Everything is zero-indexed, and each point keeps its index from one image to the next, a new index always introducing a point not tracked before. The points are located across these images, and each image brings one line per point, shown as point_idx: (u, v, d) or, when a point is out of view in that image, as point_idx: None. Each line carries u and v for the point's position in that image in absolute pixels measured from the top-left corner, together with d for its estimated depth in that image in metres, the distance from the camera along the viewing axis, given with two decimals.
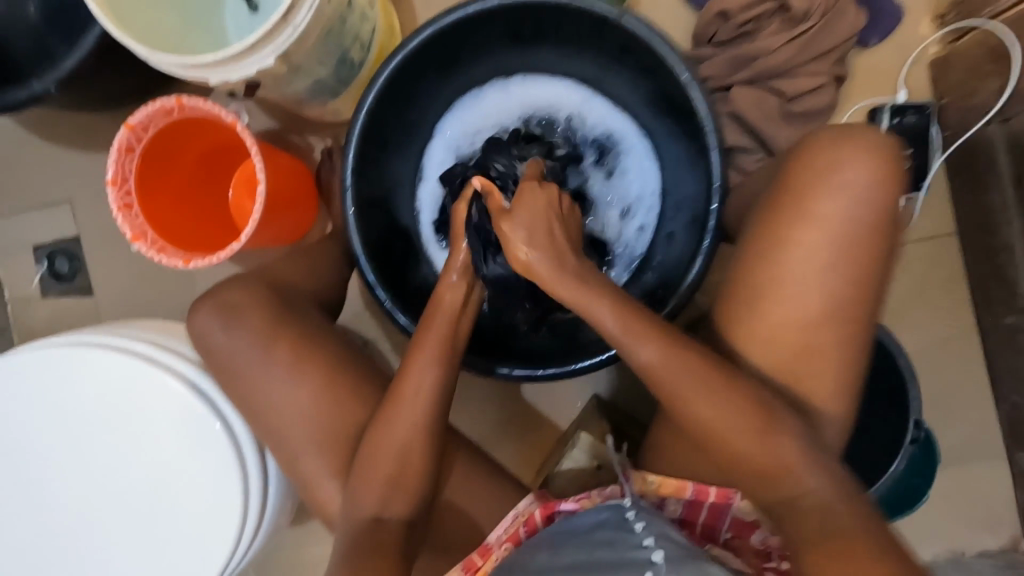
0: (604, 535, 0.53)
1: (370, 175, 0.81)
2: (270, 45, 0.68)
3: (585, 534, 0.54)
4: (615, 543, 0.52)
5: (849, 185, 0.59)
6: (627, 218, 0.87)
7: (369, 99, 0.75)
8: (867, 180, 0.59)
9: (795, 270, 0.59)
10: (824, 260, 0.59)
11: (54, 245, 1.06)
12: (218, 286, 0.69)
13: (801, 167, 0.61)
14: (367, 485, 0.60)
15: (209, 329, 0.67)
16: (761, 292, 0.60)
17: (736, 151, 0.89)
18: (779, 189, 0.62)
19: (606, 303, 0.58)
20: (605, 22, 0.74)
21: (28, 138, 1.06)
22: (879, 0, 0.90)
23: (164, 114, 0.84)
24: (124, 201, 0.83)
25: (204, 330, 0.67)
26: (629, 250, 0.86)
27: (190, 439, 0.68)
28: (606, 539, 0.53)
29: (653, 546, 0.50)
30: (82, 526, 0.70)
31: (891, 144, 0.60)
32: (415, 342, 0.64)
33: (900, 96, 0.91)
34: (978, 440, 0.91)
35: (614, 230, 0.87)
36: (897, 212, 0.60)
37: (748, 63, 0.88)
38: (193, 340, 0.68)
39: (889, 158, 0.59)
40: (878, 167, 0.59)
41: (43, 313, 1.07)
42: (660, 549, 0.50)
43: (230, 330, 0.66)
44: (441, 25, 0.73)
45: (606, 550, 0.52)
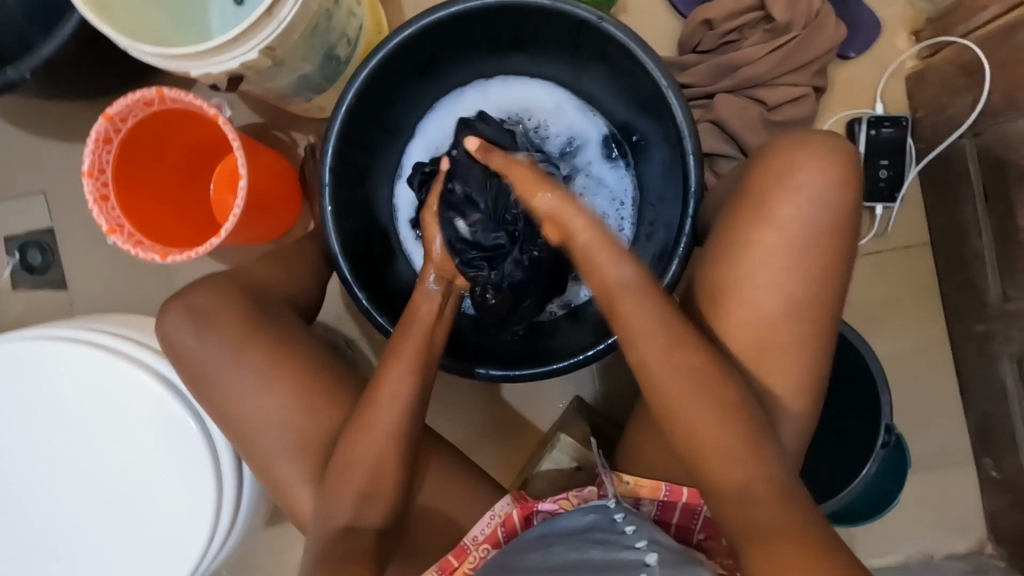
0: (596, 536, 0.54)
1: (351, 173, 0.80)
2: (254, 39, 0.67)
3: (575, 535, 0.55)
4: (608, 544, 0.53)
5: (804, 189, 0.60)
6: None
7: (348, 97, 0.74)
8: (823, 185, 0.60)
9: (762, 274, 0.60)
10: (797, 266, 0.60)
11: (26, 237, 1.04)
12: (189, 287, 0.68)
13: (761, 173, 0.62)
14: (341, 484, 0.59)
15: (180, 334, 0.65)
16: (727, 295, 0.61)
17: (716, 157, 0.90)
18: (740, 195, 0.63)
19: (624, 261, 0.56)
20: (585, 26, 0.74)
21: (2, 126, 1.03)
22: (858, 15, 0.92)
23: (144, 105, 0.82)
24: (101, 193, 0.81)
25: (174, 334, 0.65)
26: None
27: (164, 437, 0.67)
28: (598, 539, 0.54)
29: (646, 549, 0.52)
30: (49, 527, 0.68)
31: (847, 149, 0.62)
32: (392, 351, 0.64)
33: (877, 108, 0.93)
34: (946, 446, 0.94)
35: None
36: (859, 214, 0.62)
37: (730, 71, 0.89)
38: (161, 344, 0.66)
39: (844, 161, 0.61)
40: (834, 172, 0.60)
41: (13, 307, 1.04)
42: (653, 553, 0.52)
43: (202, 334, 0.64)
44: (421, 25, 0.73)
45: (601, 551, 0.53)
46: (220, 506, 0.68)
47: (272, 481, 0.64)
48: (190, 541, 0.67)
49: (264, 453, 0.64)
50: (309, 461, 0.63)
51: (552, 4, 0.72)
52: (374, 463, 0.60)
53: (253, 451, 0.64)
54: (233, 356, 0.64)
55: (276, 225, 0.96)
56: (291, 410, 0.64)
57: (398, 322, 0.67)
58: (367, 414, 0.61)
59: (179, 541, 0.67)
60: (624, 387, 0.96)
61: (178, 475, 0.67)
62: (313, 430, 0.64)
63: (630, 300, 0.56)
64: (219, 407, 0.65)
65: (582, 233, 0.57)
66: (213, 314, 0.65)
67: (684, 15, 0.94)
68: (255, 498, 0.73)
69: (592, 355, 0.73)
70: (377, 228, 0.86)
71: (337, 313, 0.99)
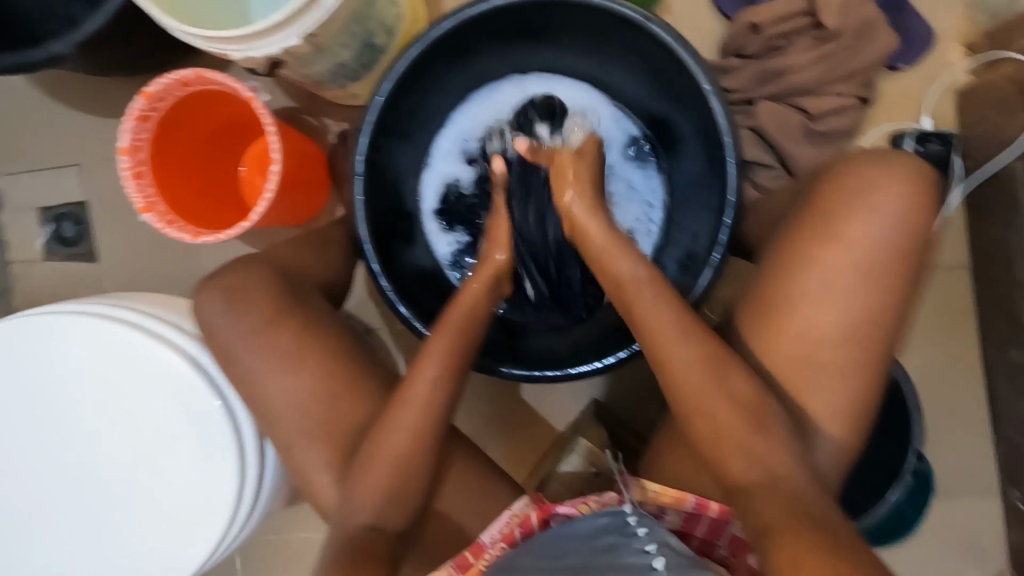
0: (605, 541, 0.53)
1: (382, 163, 0.80)
2: (297, 25, 0.67)
3: (585, 539, 0.54)
4: (618, 548, 0.52)
5: (884, 208, 0.58)
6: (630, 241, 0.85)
7: (385, 88, 0.73)
8: (901, 206, 0.58)
9: (811, 290, 0.58)
10: (839, 284, 0.58)
11: (60, 209, 1.06)
12: (223, 269, 0.69)
13: (834, 187, 0.60)
14: (361, 476, 0.60)
15: (212, 312, 0.66)
16: (779, 309, 0.59)
17: (755, 166, 0.88)
18: (804, 211, 0.61)
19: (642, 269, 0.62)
20: (630, 24, 0.72)
21: (40, 97, 1.05)
22: (911, 24, 0.89)
23: (182, 84, 0.82)
24: (136, 169, 0.82)
25: (208, 312, 0.66)
26: None
27: (188, 416, 0.68)
28: (607, 544, 0.53)
29: (654, 552, 0.51)
30: (73, 497, 0.69)
31: (923, 166, 0.60)
32: (425, 349, 0.63)
33: (924, 123, 0.90)
34: (972, 474, 0.91)
35: None
36: (928, 238, 0.60)
37: (774, 78, 0.87)
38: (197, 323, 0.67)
39: (924, 182, 0.59)
40: (915, 192, 0.59)
41: (46, 277, 1.06)
42: (660, 557, 0.51)
43: (233, 315, 0.65)
44: (463, 17, 0.72)
45: (608, 557, 0.52)
46: (241, 489, 0.68)
47: (292, 466, 0.65)
48: (209, 521, 0.68)
49: (288, 438, 0.64)
50: (330, 450, 0.64)
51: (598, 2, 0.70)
52: (395, 457, 0.60)
53: (275, 436, 0.65)
54: (262, 340, 0.65)
55: (304, 210, 0.96)
56: (315, 399, 0.64)
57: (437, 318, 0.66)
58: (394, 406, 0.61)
59: (199, 520, 0.68)
60: (643, 394, 0.95)
61: (201, 455, 0.68)
62: (335, 419, 0.64)
63: (646, 300, 0.60)
64: (245, 390, 0.65)
65: (597, 237, 0.65)
66: (244, 295, 0.66)
67: (730, 17, 0.92)
68: (274, 482, 0.74)
69: (608, 364, 0.73)
70: (403, 219, 0.85)
71: (358, 301, 0.99)
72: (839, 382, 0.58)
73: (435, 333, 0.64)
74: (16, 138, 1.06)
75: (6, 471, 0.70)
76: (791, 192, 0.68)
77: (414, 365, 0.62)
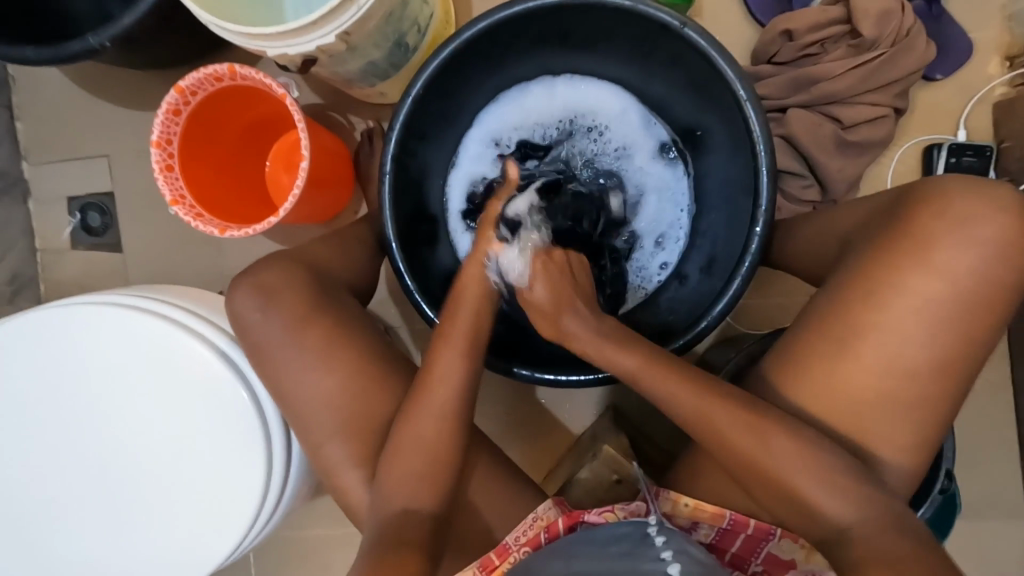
0: (619, 547, 0.53)
1: (410, 163, 0.80)
2: (334, 23, 0.67)
3: (601, 544, 0.53)
4: (635, 556, 0.52)
5: (976, 241, 0.56)
6: (658, 248, 0.85)
7: (415, 89, 0.73)
8: (995, 239, 0.56)
9: (873, 316, 0.57)
10: (908, 312, 0.56)
11: (88, 199, 1.07)
12: (257, 264, 0.69)
13: (925, 214, 0.57)
14: (387, 475, 0.60)
15: (246, 308, 0.66)
16: (854, 338, 0.58)
17: (784, 175, 0.87)
18: (883, 236, 0.59)
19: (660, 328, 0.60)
20: (666, 30, 0.71)
21: (73, 88, 1.06)
22: (948, 35, 0.88)
23: (214, 80, 0.83)
24: (166, 162, 0.83)
25: (240, 308, 0.66)
26: (641, 280, 0.85)
27: (216, 410, 0.68)
28: (624, 552, 0.52)
29: (670, 559, 0.52)
30: (101, 486, 0.70)
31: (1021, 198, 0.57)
32: (441, 333, 0.64)
33: (959, 135, 0.89)
34: (997, 494, 0.90)
35: (641, 256, 0.85)
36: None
37: (807, 86, 0.86)
38: (229, 320, 0.67)
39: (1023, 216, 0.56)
40: (1010, 226, 0.56)
41: (73, 265, 1.08)
42: (676, 563, 0.51)
43: (268, 310, 0.65)
44: (496, 19, 0.72)
45: (624, 562, 0.51)
46: (268, 484, 0.69)
47: (319, 463, 0.65)
48: (236, 515, 0.68)
49: (315, 435, 0.65)
50: (357, 448, 0.64)
51: (634, 6, 0.70)
52: (424, 458, 0.60)
53: (302, 433, 0.65)
54: (292, 336, 0.65)
55: (329, 207, 0.96)
56: (343, 397, 0.64)
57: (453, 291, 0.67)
58: (419, 402, 0.61)
59: (225, 514, 0.68)
60: None
61: (227, 449, 0.68)
62: (363, 418, 0.64)
63: None
64: (275, 386, 0.66)
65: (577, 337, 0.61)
66: (277, 291, 0.66)
67: (763, 23, 0.91)
68: (299, 478, 0.75)
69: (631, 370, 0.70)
70: (428, 218, 0.85)
71: (380, 299, 0.99)
72: (875, 397, 0.57)
73: (447, 319, 0.65)
74: (47, 128, 1.08)
75: (35, 458, 0.71)
76: (852, 210, 0.66)
77: (434, 351, 0.63)
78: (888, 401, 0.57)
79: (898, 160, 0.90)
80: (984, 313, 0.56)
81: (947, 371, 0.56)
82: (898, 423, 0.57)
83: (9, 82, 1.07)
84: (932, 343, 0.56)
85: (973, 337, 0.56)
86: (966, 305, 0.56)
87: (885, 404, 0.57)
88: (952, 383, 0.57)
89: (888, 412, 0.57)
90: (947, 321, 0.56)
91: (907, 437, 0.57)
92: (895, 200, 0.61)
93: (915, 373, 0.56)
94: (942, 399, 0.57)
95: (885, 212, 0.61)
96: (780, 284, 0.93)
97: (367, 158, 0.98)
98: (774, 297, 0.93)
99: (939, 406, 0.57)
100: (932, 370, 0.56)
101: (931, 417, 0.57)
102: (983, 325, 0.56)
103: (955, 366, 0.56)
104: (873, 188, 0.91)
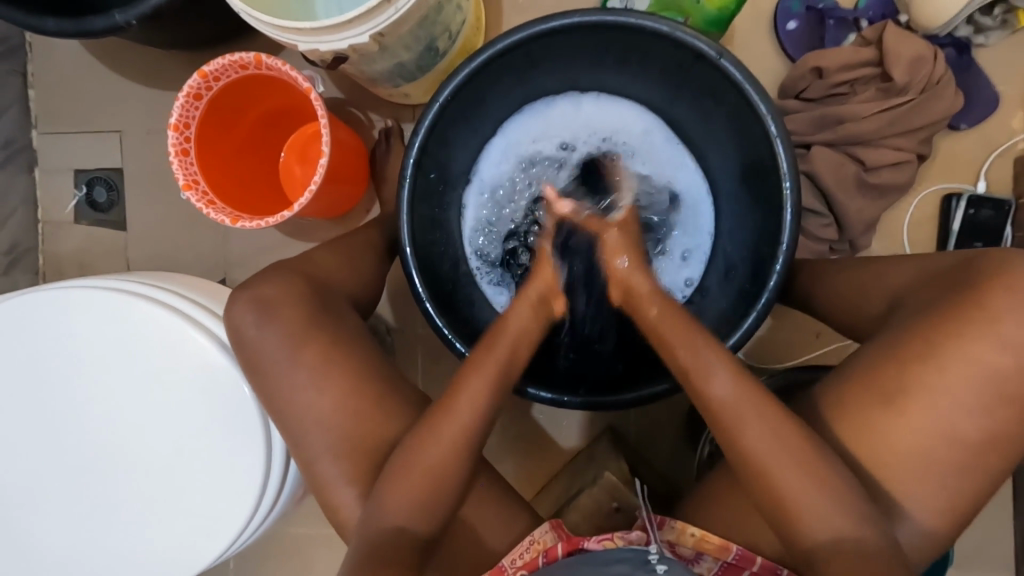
0: (623, 569, 0.49)
1: (432, 168, 0.79)
2: (369, 23, 0.67)
3: (602, 567, 0.50)
4: None
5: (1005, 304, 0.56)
6: (683, 263, 0.85)
7: (445, 93, 0.72)
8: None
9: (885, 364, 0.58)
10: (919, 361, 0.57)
11: (95, 174, 1.05)
12: (258, 277, 0.68)
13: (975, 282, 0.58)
14: (389, 487, 0.59)
15: (242, 322, 0.65)
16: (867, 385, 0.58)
17: (804, 212, 0.87)
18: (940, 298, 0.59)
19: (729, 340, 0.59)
20: (700, 58, 0.70)
21: (90, 61, 1.05)
22: (975, 86, 0.88)
23: (239, 68, 0.81)
24: (182, 147, 0.81)
25: (239, 322, 0.65)
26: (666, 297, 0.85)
27: (217, 408, 0.67)
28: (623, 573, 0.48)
29: None
30: (90, 473, 0.69)
31: None
32: (474, 358, 0.63)
33: (979, 186, 0.89)
34: (992, 548, 0.90)
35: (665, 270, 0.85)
36: None
37: (833, 124, 0.86)
38: (227, 328, 0.66)
39: None
40: None
41: (74, 239, 1.06)
42: None
43: (264, 325, 0.64)
44: (530, 33, 0.71)
45: None
46: (265, 485, 0.67)
47: (320, 468, 0.63)
48: (231, 515, 0.67)
49: (316, 438, 0.63)
50: (357, 456, 0.63)
51: (670, 32, 0.69)
52: (428, 470, 0.59)
53: (302, 434, 0.64)
54: (305, 337, 0.64)
55: (342, 204, 0.95)
56: (346, 403, 0.63)
57: (483, 338, 0.65)
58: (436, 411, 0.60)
59: (219, 512, 0.67)
60: (663, 429, 0.94)
61: (225, 448, 0.67)
62: (366, 423, 0.63)
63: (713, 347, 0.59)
64: (280, 387, 0.64)
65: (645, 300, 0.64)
66: (281, 302, 0.65)
67: (792, 58, 0.92)
68: (295, 481, 0.73)
69: (646, 395, 0.70)
70: (442, 220, 0.84)
71: (382, 301, 0.98)
72: (887, 443, 0.57)
73: (484, 344, 0.64)
74: (60, 99, 1.06)
75: (23, 440, 0.69)
76: (908, 269, 0.65)
77: (462, 374, 0.62)
78: (897, 449, 0.56)
79: (915, 207, 0.91)
80: (1006, 372, 0.55)
81: (963, 428, 0.56)
82: (908, 472, 0.56)
83: (25, 48, 1.05)
84: (951, 397, 0.56)
85: (993, 393, 0.56)
86: (986, 360, 0.56)
87: (896, 450, 0.57)
88: (967, 439, 0.56)
89: (899, 459, 0.56)
90: (965, 374, 0.56)
91: (919, 488, 0.56)
92: (957, 265, 0.61)
93: (931, 426, 0.56)
94: (956, 453, 0.56)
95: (945, 277, 0.61)
96: (790, 319, 0.93)
97: (383, 158, 0.97)
98: (784, 332, 0.93)
99: (950, 462, 0.56)
100: (947, 425, 0.56)
101: (942, 470, 0.56)
102: (1002, 384, 0.56)
103: (969, 423, 0.56)
104: (887, 232, 0.91)
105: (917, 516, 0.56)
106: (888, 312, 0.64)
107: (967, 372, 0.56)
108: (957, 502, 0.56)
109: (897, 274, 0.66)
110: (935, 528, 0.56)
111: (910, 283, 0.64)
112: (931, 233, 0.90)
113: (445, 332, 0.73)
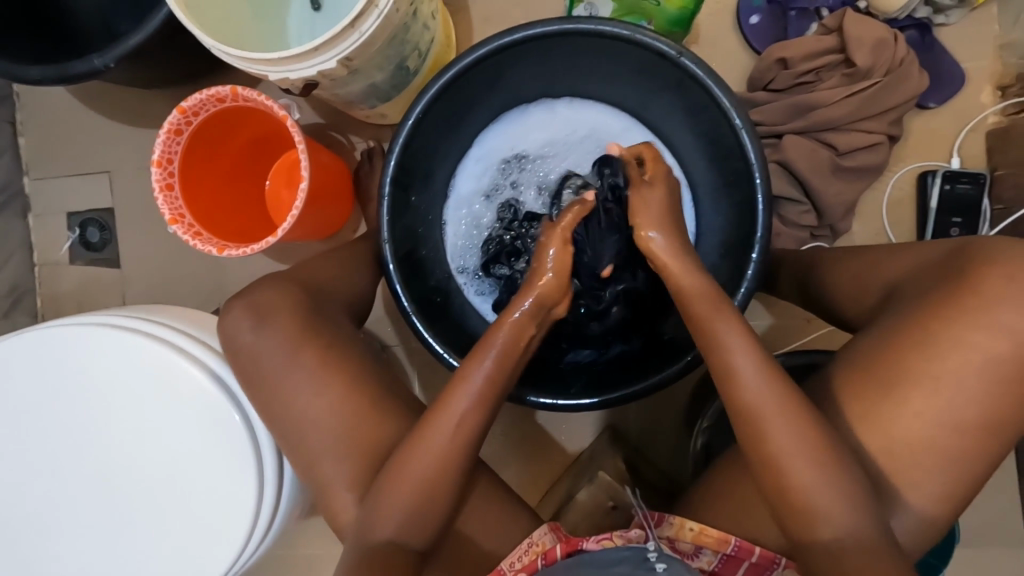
0: (622, 569, 0.48)
1: (411, 184, 0.80)
2: (335, 49, 0.68)
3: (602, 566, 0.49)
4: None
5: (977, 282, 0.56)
6: None
7: (417, 109, 0.74)
8: (1002, 279, 0.56)
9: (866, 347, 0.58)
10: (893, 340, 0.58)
11: (87, 215, 1.07)
12: (254, 286, 0.69)
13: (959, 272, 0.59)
14: (386, 502, 0.59)
15: (238, 329, 0.66)
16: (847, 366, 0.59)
17: (782, 200, 0.88)
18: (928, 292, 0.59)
19: (736, 323, 0.59)
20: (662, 58, 0.72)
21: (77, 105, 1.07)
22: (940, 65, 0.90)
23: (217, 101, 0.83)
24: (167, 182, 0.83)
25: (234, 330, 0.67)
26: None
27: (211, 433, 0.68)
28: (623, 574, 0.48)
29: None
30: (90, 504, 0.70)
31: None
32: (467, 362, 0.62)
33: (954, 162, 0.90)
34: (1003, 522, 0.89)
35: None
36: None
37: (803, 112, 0.87)
38: (221, 341, 0.67)
39: None
40: None
41: (70, 280, 1.08)
42: None
43: (262, 331, 0.66)
44: (495, 45, 0.72)
45: None
46: (258, 510, 0.68)
47: (315, 485, 0.64)
48: (230, 537, 0.67)
49: (310, 458, 0.64)
50: (352, 473, 0.63)
51: (631, 34, 0.70)
52: (423, 480, 0.59)
53: (299, 450, 0.64)
54: (295, 355, 0.65)
55: (329, 225, 0.97)
56: (336, 419, 0.64)
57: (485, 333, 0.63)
58: (432, 420, 0.60)
59: (218, 534, 0.68)
60: (661, 425, 0.94)
61: (222, 472, 0.68)
62: (359, 440, 0.64)
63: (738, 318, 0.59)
64: (271, 406, 0.65)
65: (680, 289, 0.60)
66: (281, 309, 0.67)
67: (758, 51, 0.93)
68: (292, 500, 0.74)
69: (637, 392, 0.70)
70: (426, 233, 0.85)
71: (374, 317, 1.00)
72: (872, 424, 0.57)
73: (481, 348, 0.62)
74: (50, 143, 1.08)
75: (24, 478, 0.70)
76: (902, 261, 0.65)
77: (452, 380, 0.61)
78: (882, 428, 0.57)
79: (892, 187, 0.91)
80: (983, 343, 0.56)
81: (948, 402, 0.56)
82: (895, 449, 0.57)
83: (13, 98, 1.08)
84: (937, 370, 0.56)
85: (979, 367, 0.56)
86: (969, 335, 0.56)
87: (885, 427, 0.57)
88: (959, 412, 0.56)
89: (885, 438, 0.57)
90: (950, 350, 0.56)
91: (910, 463, 0.56)
92: (948, 254, 0.61)
93: (913, 403, 0.56)
94: (946, 426, 0.56)
95: (940, 266, 0.61)
96: (780, 307, 0.93)
97: (366, 178, 0.99)
98: (776, 320, 0.94)
99: (940, 439, 0.56)
100: (931, 400, 0.56)
101: (932, 446, 0.56)
102: (982, 356, 0.56)
103: (953, 398, 0.56)
104: (867, 213, 0.92)
105: (911, 490, 0.56)
106: (883, 303, 0.64)
107: (944, 347, 0.56)
108: (950, 475, 0.56)
109: (894, 263, 0.66)
110: (929, 504, 0.56)
111: (905, 272, 0.64)
112: (911, 211, 0.91)
113: (434, 346, 0.73)
